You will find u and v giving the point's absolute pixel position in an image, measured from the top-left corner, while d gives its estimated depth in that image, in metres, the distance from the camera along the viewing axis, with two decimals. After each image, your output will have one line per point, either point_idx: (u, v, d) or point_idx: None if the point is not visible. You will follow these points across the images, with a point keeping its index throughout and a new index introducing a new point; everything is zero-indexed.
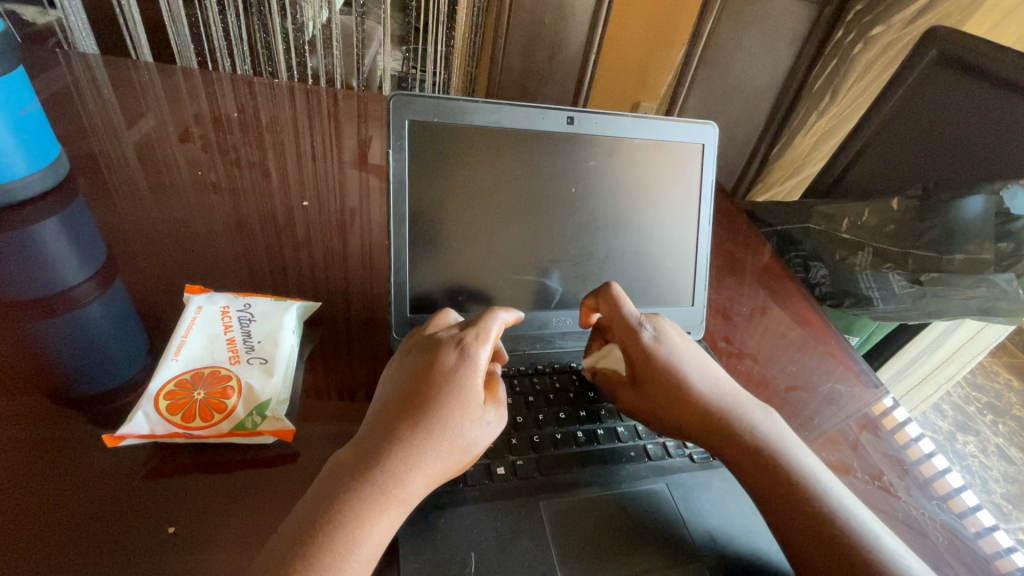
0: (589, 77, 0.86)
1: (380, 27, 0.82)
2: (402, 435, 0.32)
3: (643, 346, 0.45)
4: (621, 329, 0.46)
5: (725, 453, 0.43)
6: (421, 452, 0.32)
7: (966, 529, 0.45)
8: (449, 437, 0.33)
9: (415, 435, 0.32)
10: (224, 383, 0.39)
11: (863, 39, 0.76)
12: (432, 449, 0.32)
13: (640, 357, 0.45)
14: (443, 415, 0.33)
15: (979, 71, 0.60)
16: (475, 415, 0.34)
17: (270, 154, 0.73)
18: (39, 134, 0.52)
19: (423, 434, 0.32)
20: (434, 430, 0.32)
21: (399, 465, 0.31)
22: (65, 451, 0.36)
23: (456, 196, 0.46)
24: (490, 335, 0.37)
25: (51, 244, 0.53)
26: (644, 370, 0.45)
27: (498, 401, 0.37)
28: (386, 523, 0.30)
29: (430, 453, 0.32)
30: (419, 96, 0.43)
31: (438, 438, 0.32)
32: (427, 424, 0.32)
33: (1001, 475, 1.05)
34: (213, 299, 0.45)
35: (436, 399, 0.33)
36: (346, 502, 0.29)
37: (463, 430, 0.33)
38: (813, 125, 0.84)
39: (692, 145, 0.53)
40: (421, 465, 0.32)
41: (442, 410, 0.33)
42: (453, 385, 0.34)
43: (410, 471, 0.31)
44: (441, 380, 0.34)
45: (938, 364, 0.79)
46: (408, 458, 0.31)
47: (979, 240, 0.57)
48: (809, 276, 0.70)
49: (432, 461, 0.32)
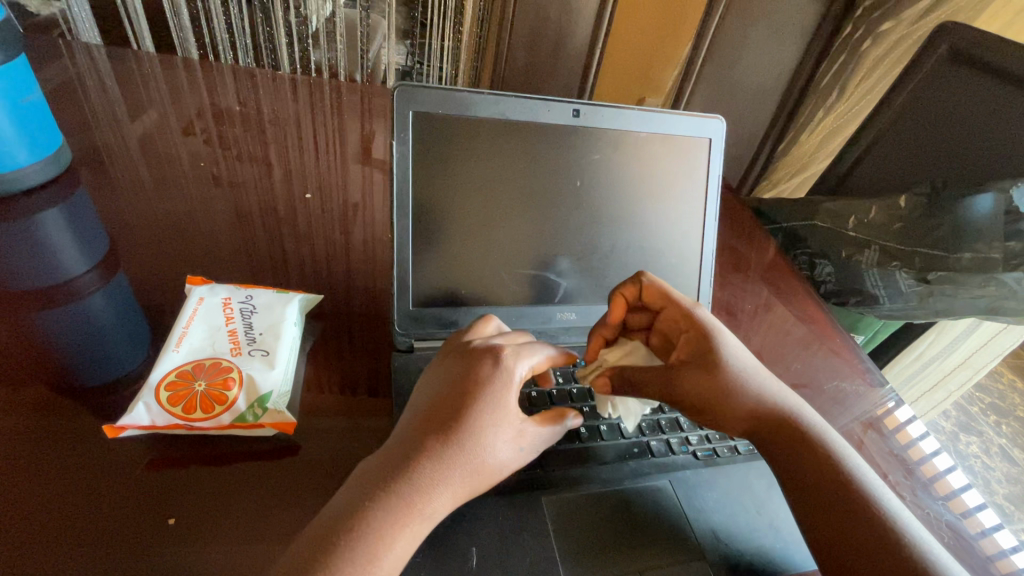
0: (595, 70, 0.85)
1: (385, 20, 0.81)
2: (431, 448, 0.31)
3: (705, 327, 0.43)
4: (677, 308, 0.44)
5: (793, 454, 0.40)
6: (453, 468, 0.31)
7: (970, 529, 0.44)
8: (482, 455, 0.32)
9: (445, 449, 0.31)
10: (226, 374, 0.39)
11: (872, 35, 0.75)
12: (460, 465, 0.31)
13: (705, 334, 0.42)
14: (474, 430, 0.32)
15: (998, 69, 0.59)
16: (506, 433, 0.33)
17: (273, 148, 0.72)
18: (42, 123, 0.52)
19: (456, 449, 0.32)
20: (464, 445, 0.32)
21: (429, 479, 0.30)
22: (64, 443, 0.36)
23: (458, 190, 0.46)
24: (528, 354, 0.37)
25: (52, 234, 0.53)
26: (706, 347, 0.42)
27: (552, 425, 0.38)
28: (409, 537, 0.30)
29: (457, 470, 0.31)
30: (423, 86, 0.43)
31: (472, 454, 0.32)
32: (461, 440, 0.32)
33: (1005, 476, 1.05)
34: (215, 291, 0.45)
35: (469, 414, 0.33)
36: (368, 513, 0.29)
37: (494, 447, 0.33)
38: (820, 120, 0.83)
39: (699, 138, 0.52)
40: (448, 481, 0.31)
41: (474, 425, 0.32)
42: (488, 400, 0.33)
43: (436, 486, 0.31)
44: (477, 393, 0.33)
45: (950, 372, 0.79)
46: (435, 473, 0.31)
47: (987, 240, 0.56)
48: (815, 274, 0.71)
49: (461, 478, 0.32)
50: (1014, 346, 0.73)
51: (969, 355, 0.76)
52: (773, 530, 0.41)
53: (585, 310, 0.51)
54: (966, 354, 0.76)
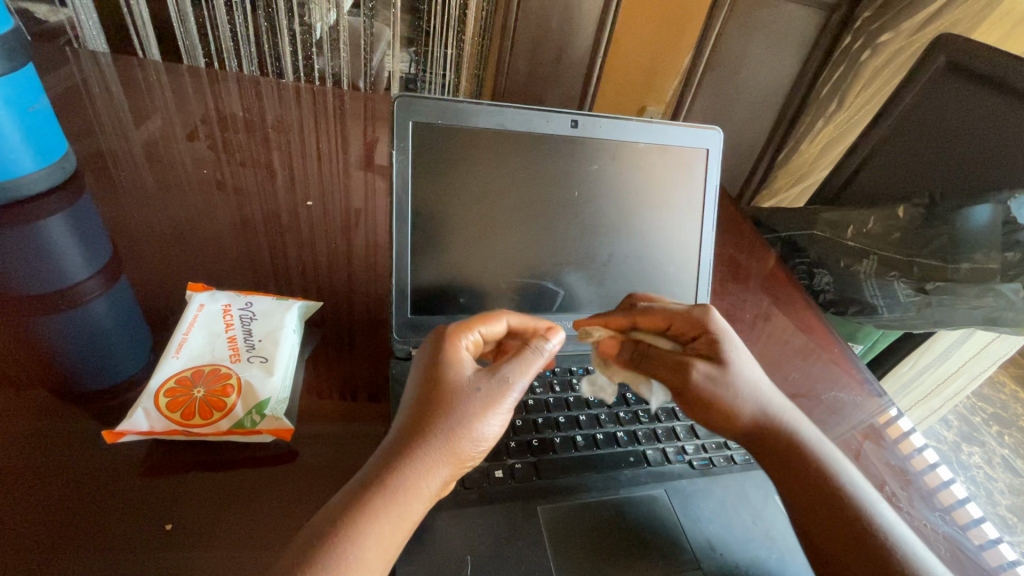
0: (596, 79, 0.85)
1: (388, 28, 0.81)
2: (406, 453, 0.31)
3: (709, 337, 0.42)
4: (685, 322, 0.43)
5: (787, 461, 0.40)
6: (425, 442, 0.32)
7: (970, 541, 0.44)
8: (451, 422, 0.33)
9: (417, 451, 0.32)
10: (224, 381, 0.39)
11: (871, 46, 0.76)
12: (434, 462, 0.32)
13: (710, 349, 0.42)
14: (443, 430, 0.32)
15: (995, 82, 0.59)
16: (475, 425, 0.34)
17: (276, 154, 0.73)
18: (48, 130, 0.53)
19: (424, 423, 0.33)
20: (434, 445, 0.32)
21: (403, 458, 0.31)
22: (64, 448, 0.37)
23: (458, 199, 0.46)
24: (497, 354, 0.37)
25: (57, 240, 0.53)
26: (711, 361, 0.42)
27: (522, 358, 0.37)
28: (394, 517, 0.30)
29: (433, 467, 0.32)
30: (423, 97, 0.43)
31: (440, 423, 0.33)
32: (428, 415, 0.33)
33: (1007, 487, 1.04)
34: (216, 297, 0.45)
35: (435, 414, 0.33)
36: (355, 520, 0.29)
37: (465, 439, 0.33)
38: (819, 131, 0.84)
39: (696, 149, 0.52)
40: (424, 479, 0.31)
41: (441, 423, 0.33)
42: (454, 397, 0.34)
43: (414, 488, 0.31)
44: (443, 393, 0.34)
45: (949, 379, 0.80)
46: (412, 474, 0.31)
47: (985, 250, 0.57)
48: (813, 283, 0.70)
49: (435, 464, 0.32)
50: (1009, 355, 0.74)
51: (965, 363, 0.76)
52: (768, 540, 0.41)
53: (582, 319, 0.51)
54: (961, 362, 0.77)
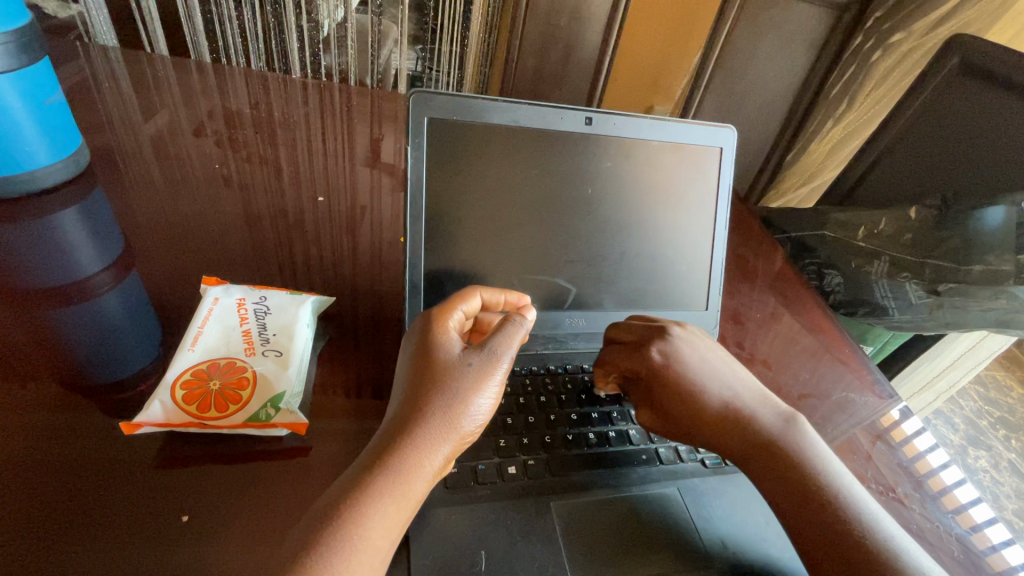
0: (603, 78, 0.85)
1: (396, 26, 0.80)
2: (404, 433, 0.31)
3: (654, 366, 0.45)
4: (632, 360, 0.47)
5: (772, 473, 0.40)
6: (422, 419, 0.32)
7: (978, 544, 0.44)
8: (446, 397, 0.33)
9: (415, 429, 0.32)
10: (240, 374, 0.40)
11: (881, 46, 0.76)
12: (432, 438, 0.32)
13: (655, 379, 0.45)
14: (437, 406, 0.32)
15: (1012, 84, 0.59)
16: (468, 399, 0.33)
17: (283, 151, 0.73)
18: (62, 124, 0.53)
19: (419, 401, 0.33)
20: (430, 421, 0.32)
21: (403, 437, 0.31)
22: (79, 440, 0.37)
23: (470, 196, 0.46)
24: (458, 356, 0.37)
25: (69, 233, 0.53)
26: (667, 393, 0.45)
27: (506, 331, 0.37)
28: (397, 495, 0.30)
29: (432, 443, 0.32)
30: (438, 93, 0.43)
31: (435, 399, 0.33)
32: (422, 393, 0.33)
33: (1013, 490, 1.04)
34: (230, 291, 0.45)
35: (428, 392, 0.33)
36: (360, 501, 0.29)
37: (460, 414, 0.33)
38: (828, 131, 0.83)
39: (709, 148, 0.52)
40: (424, 456, 0.31)
41: (435, 399, 0.33)
42: (444, 373, 0.34)
43: (414, 466, 0.31)
44: (434, 370, 0.34)
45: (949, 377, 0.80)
46: (411, 453, 0.31)
47: (998, 252, 0.56)
48: (824, 284, 0.69)
49: (434, 441, 0.32)
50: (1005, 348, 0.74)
51: (963, 360, 0.77)
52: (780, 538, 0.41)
53: (594, 317, 0.51)
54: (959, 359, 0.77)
